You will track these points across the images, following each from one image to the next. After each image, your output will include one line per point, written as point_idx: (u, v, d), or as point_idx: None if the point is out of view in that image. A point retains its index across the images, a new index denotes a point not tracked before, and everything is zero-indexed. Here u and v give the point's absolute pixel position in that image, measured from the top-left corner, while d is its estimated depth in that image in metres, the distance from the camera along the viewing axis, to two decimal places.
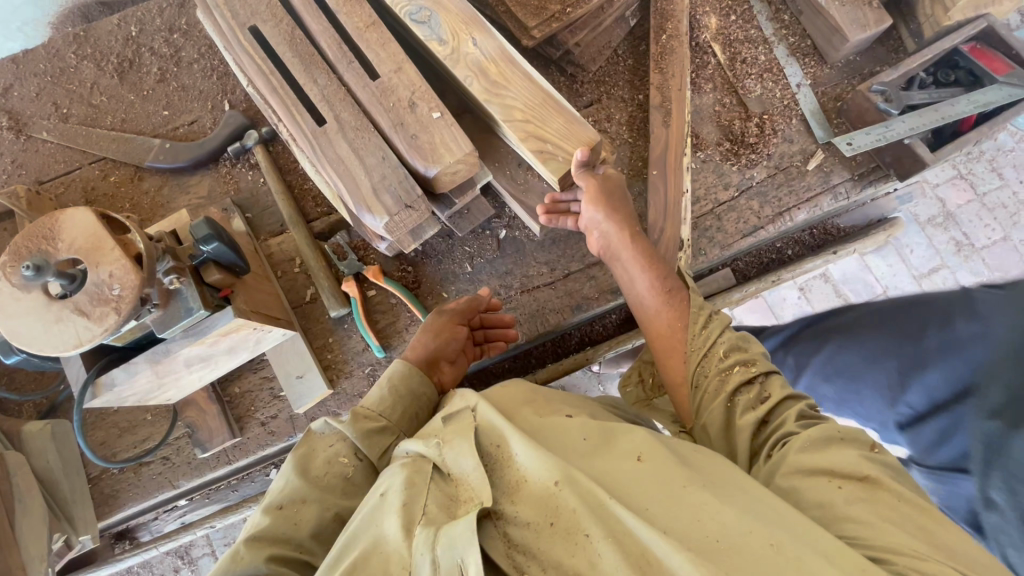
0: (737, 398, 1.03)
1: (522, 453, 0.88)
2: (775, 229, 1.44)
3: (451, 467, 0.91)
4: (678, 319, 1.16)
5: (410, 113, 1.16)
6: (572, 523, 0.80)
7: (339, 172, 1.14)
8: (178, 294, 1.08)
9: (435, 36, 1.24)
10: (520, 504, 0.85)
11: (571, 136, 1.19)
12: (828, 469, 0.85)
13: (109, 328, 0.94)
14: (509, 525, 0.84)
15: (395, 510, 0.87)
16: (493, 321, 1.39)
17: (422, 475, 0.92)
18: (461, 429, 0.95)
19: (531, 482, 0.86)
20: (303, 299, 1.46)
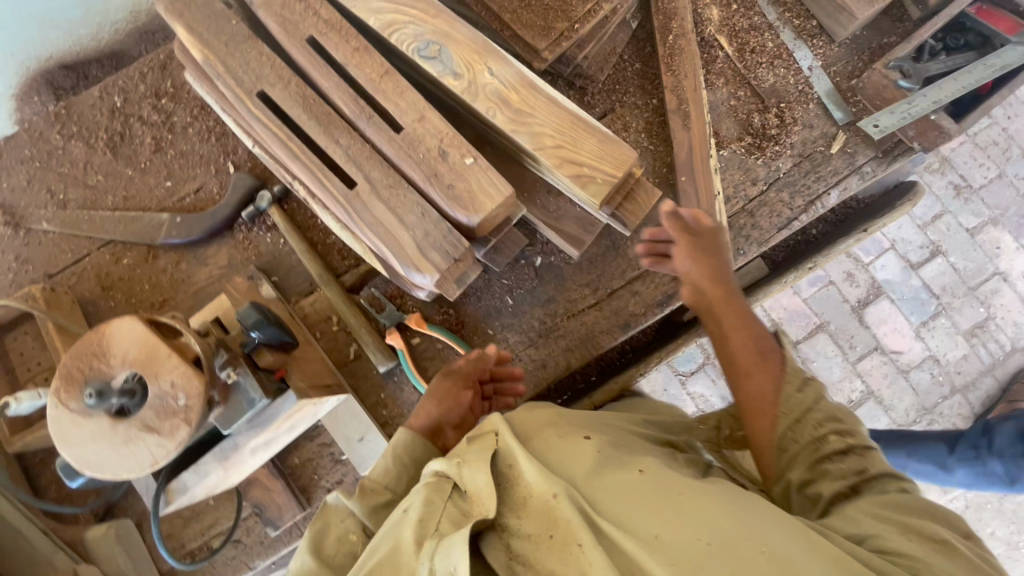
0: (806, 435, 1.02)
1: (531, 472, 0.90)
2: (810, 217, 1.44)
3: (465, 483, 0.92)
4: (767, 353, 1.14)
5: (442, 162, 1.12)
6: (570, 539, 0.81)
7: (379, 234, 1.10)
8: (236, 386, 1.05)
9: (448, 70, 1.14)
10: (524, 518, 0.87)
11: (608, 158, 1.10)
12: (890, 508, 0.86)
13: (182, 441, 0.91)
14: (511, 538, 0.87)
15: (413, 523, 0.89)
16: (500, 371, 1.33)
17: (439, 493, 0.92)
18: (480, 446, 0.97)
19: (534, 497, 0.88)
20: (347, 357, 1.42)
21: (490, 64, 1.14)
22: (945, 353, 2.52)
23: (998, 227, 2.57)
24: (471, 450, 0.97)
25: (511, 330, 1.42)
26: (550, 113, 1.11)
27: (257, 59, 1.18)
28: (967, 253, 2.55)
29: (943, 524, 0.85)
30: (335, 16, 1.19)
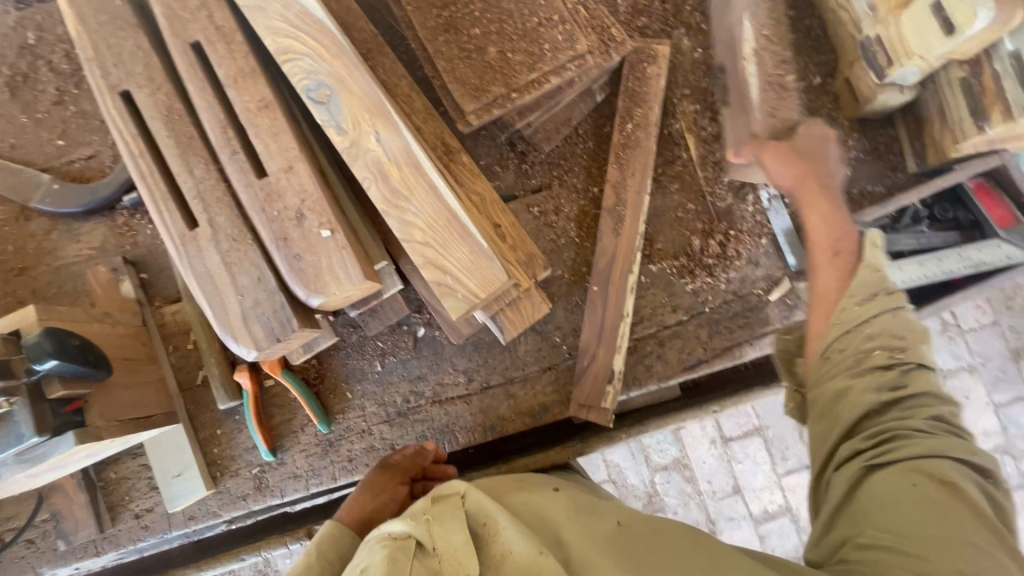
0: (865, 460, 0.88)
1: (513, 533, 0.87)
2: (723, 363, 1.29)
3: (434, 541, 0.85)
4: (838, 281, 1.01)
5: (296, 226, 0.98)
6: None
7: (205, 290, 0.98)
8: (10, 416, 0.96)
9: (333, 122, 1.00)
10: None
11: (478, 271, 0.97)
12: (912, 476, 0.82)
13: None
14: None
15: None
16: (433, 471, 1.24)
17: (405, 552, 0.82)
18: (448, 504, 0.90)
19: (520, 555, 0.85)
20: (193, 381, 1.31)
21: (378, 128, 0.99)
22: None
23: (972, 375, 2.29)
24: (434, 506, 0.89)
25: (371, 399, 1.30)
26: (428, 205, 0.97)
27: (131, 52, 1.03)
28: None
29: (961, 452, 0.85)
30: (229, 24, 1.03)
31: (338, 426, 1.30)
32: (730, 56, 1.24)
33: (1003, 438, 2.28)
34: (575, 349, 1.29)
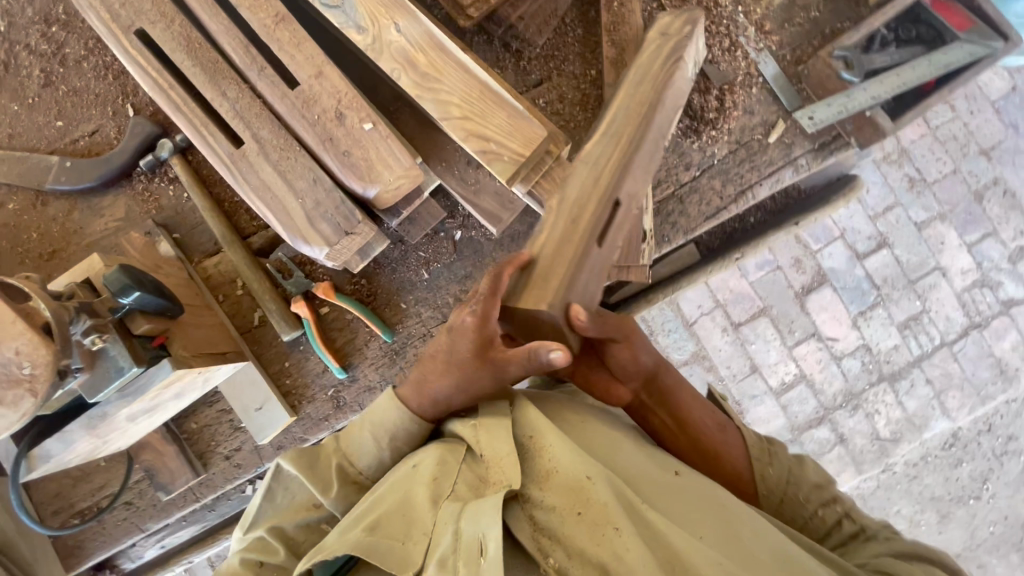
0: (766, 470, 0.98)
1: (562, 453, 0.84)
2: (739, 208, 1.40)
3: (482, 449, 0.87)
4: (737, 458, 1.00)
5: (339, 126, 1.03)
6: (604, 520, 0.79)
7: (267, 202, 1.03)
8: (104, 353, 0.99)
9: (352, 22, 1.04)
10: (549, 491, 0.83)
11: (518, 134, 1.04)
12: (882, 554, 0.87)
13: (25, 412, 0.88)
14: (535, 510, 0.83)
15: (425, 484, 0.86)
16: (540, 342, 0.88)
17: (454, 455, 0.89)
18: (499, 413, 0.90)
19: (563, 473, 0.83)
20: (251, 322, 1.36)
21: (397, 20, 1.04)
22: (877, 342, 2.35)
23: (945, 223, 2.37)
24: (490, 408, 0.91)
25: (425, 305, 1.37)
26: (460, 83, 1.04)
27: None
28: (912, 247, 2.35)
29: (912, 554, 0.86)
30: None
31: (400, 335, 1.37)
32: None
33: (980, 273, 2.38)
34: None
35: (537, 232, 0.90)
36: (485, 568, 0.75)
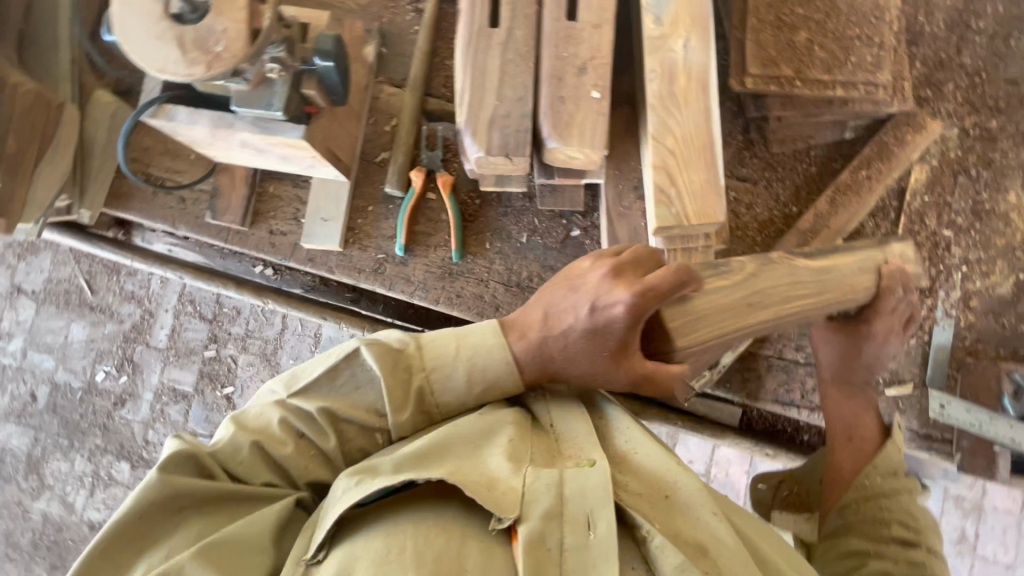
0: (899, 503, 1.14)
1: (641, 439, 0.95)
2: (810, 419, 1.33)
3: (556, 423, 0.96)
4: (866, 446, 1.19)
5: (574, 76, 1.05)
6: (697, 505, 0.88)
7: (474, 84, 1.06)
8: (271, 85, 1.07)
9: (655, 10, 1.05)
10: (630, 477, 0.91)
11: (701, 202, 1.01)
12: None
13: (195, 76, 0.94)
14: (622, 492, 0.88)
15: (500, 444, 0.88)
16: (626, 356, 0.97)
17: (526, 427, 0.94)
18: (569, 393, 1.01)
19: (644, 461, 0.93)
20: (374, 156, 1.42)
21: (690, 37, 1.04)
22: None
23: None
24: (557, 397, 1.00)
25: (502, 260, 1.39)
26: (694, 123, 1.02)
27: None
28: None
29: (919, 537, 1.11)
30: None
31: (466, 264, 1.40)
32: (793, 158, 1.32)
33: None
34: None
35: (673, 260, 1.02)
36: (592, 542, 0.79)
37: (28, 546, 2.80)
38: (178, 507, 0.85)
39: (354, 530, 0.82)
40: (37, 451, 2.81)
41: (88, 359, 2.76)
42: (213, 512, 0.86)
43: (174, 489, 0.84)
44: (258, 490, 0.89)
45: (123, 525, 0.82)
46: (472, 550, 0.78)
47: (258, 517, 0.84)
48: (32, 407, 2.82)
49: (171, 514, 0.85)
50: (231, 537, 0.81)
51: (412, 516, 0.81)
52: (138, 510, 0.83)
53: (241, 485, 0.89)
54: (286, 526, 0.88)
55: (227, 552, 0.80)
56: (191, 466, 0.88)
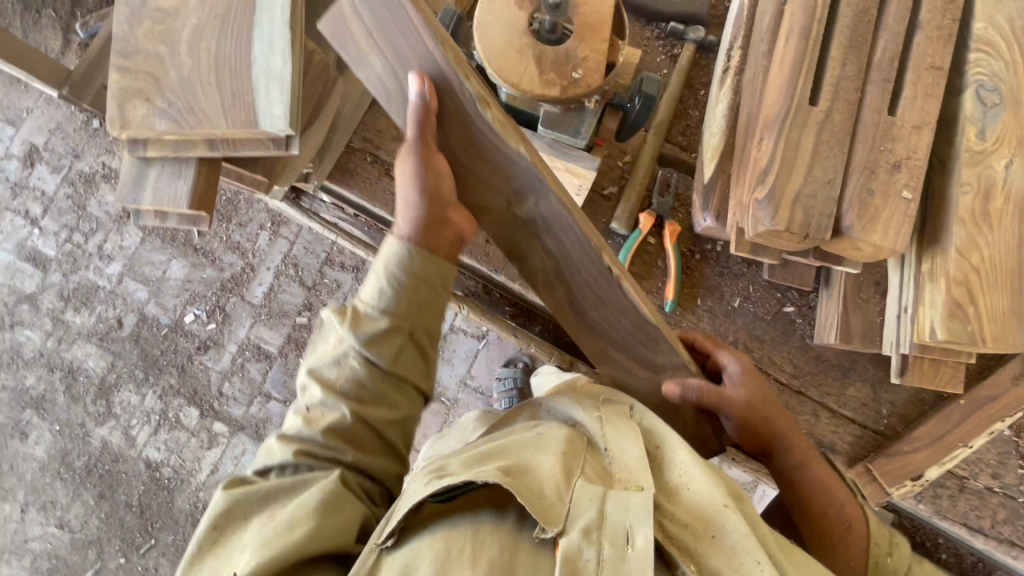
0: (898, 537, 0.95)
1: (698, 476, 0.84)
2: (993, 548, 1.30)
3: (610, 445, 0.87)
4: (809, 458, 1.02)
5: (886, 172, 1.04)
6: (737, 549, 0.76)
7: (785, 155, 1.06)
8: (581, 113, 1.06)
9: (979, 126, 1.04)
10: (677, 506, 0.82)
11: (997, 324, 1.00)
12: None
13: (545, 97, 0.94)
14: (665, 519, 0.80)
15: (555, 452, 0.84)
16: (695, 382, 1.01)
17: (581, 441, 0.88)
18: (622, 416, 0.93)
19: (694, 494, 0.82)
20: (601, 188, 1.42)
21: (1013, 159, 1.03)
22: None
23: None
24: (611, 418, 0.92)
25: (710, 319, 1.38)
26: (1005, 246, 1.02)
27: None
28: None
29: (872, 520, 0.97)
30: None
31: (674, 316, 1.38)
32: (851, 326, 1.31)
33: None
34: (891, 430, 1.32)
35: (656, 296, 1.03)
36: (632, 557, 0.72)
37: (81, 470, 2.50)
38: (243, 513, 0.84)
39: (418, 528, 0.81)
40: (109, 378, 2.51)
41: (180, 298, 2.47)
42: (266, 507, 0.84)
43: (233, 496, 0.85)
44: (298, 453, 0.89)
45: (207, 534, 0.83)
46: (523, 560, 0.75)
47: (305, 496, 0.82)
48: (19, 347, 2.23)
49: (238, 523, 0.84)
50: (276, 525, 0.79)
51: (466, 519, 0.79)
52: (209, 526, 0.84)
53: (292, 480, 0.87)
54: (335, 437, 0.89)
55: (281, 533, 0.77)
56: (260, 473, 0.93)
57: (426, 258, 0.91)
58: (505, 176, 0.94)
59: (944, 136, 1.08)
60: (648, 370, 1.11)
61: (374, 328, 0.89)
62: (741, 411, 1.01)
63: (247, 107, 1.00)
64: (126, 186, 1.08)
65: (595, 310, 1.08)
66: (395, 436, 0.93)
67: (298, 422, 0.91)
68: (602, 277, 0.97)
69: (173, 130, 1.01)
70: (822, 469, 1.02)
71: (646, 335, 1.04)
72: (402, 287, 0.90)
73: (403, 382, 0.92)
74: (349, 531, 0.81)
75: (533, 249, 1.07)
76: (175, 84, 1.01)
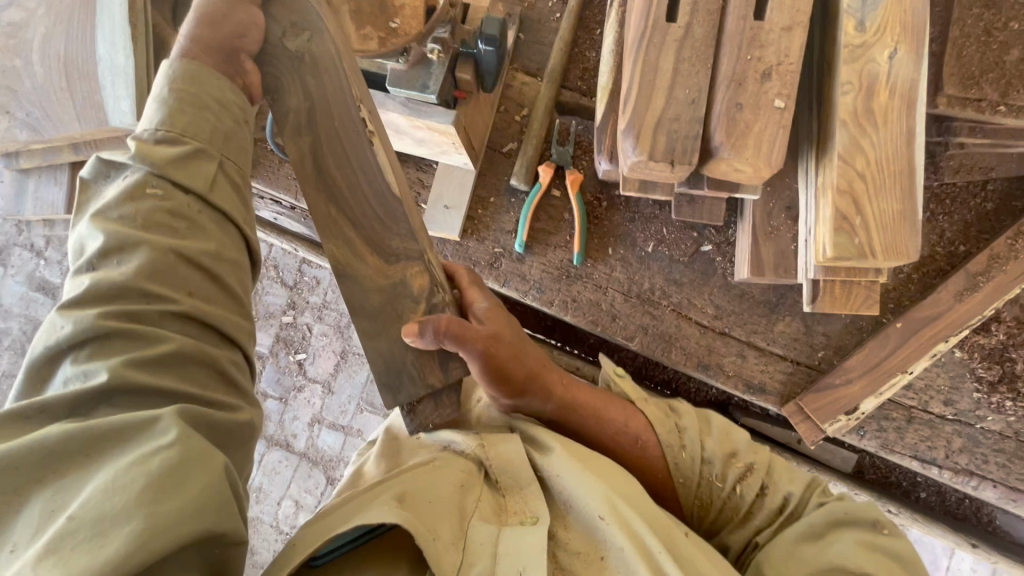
0: (684, 423, 1.01)
1: (583, 489, 0.82)
2: (951, 481, 1.21)
3: (500, 476, 0.86)
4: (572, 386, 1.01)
5: (755, 82, 0.96)
6: (621, 566, 0.76)
7: (643, 80, 0.98)
8: (428, 66, 1.03)
9: (859, 14, 0.93)
10: (572, 531, 0.81)
11: (890, 234, 0.92)
12: (850, 518, 0.83)
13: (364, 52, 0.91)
14: (558, 547, 0.80)
15: (447, 487, 0.81)
16: (436, 318, 0.85)
17: (475, 473, 0.86)
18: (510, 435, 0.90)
19: (582, 511, 0.81)
20: (501, 146, 1.37)
21: (899, 47, 0.91)
22: None
23: None
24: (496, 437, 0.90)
25: (624, 268, 1.32)
26: (893, 147, 0.92)
27: None
28: None
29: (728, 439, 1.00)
30: None
31: (586, 269, 1.33)
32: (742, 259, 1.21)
33: None
34: (826, 363, 1.24)
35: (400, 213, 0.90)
36: None
37: None
38: (3, 487, 0.55)
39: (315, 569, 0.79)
40: None
41: None
42: (51, 476, 0.57)
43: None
44: (100, 319, 0.65)
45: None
46: None
47: (121, 470, 0.57)
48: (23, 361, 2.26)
49: (1, 507, 0.55)
50: (75, 519, 0.53)
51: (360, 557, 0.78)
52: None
53: (90, 368, 0.63)
54: (150, 281, 0.68)
55: (86, 539, 0.52)
56: (38, 386, 0.65)
57: (226, 86, 0.79)
58: (284, 3, 0.84)
59: (825, 34, 0.97)
60: (378, 257, 0.90)
61: (176, 151, 0.73)
62: (488, 342, 0.87)
63: (99, 108, 1.03)
64: (10, 196, 1.17)
65: (344, 178, 0.89)
66: (229, 274, 0.76)
67: (91, 284, 0.67)
68: (357, 148, 0.88)
69: (36, 139, 1.07)
70: (573, 387, 1.01)
71: (388, 212, 0.90)
72: (197, 109, 0.76)
73: (225, 216, 0.77)
74: (202, 509, 0.58)
75: (286, 87, 0.86)
76: (31, 94, 1.06)
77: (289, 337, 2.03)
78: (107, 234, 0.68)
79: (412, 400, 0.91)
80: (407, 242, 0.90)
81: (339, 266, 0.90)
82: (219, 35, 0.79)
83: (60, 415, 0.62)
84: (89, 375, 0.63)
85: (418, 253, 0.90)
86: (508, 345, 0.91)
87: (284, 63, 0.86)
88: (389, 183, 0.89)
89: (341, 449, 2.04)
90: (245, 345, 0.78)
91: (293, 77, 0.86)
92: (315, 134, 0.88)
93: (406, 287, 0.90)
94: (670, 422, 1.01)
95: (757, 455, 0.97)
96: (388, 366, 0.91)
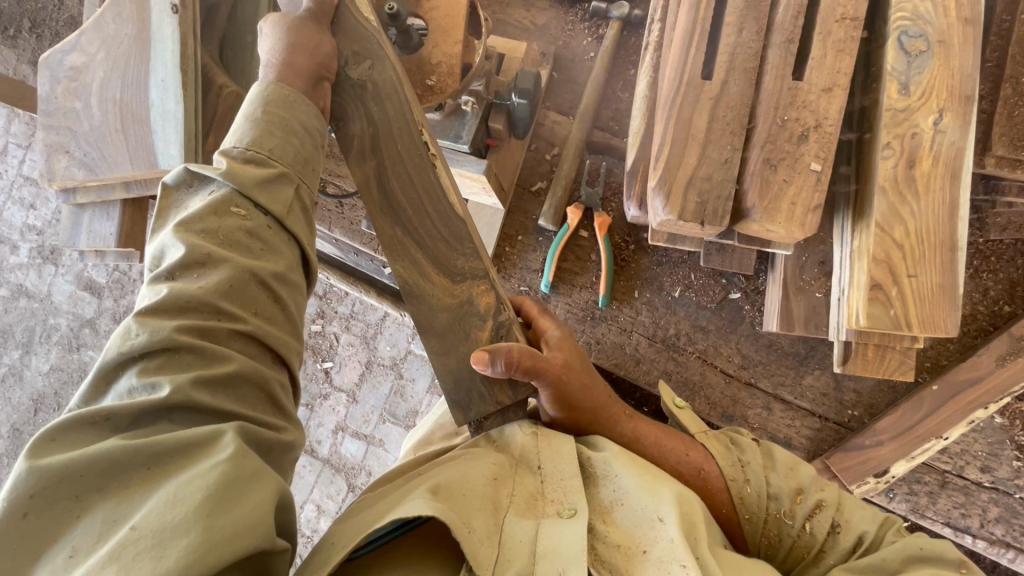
0: (747, 457, 0.90)
1: (631, 484, 0.77)
2: (985, 551, 1.17)
3: (546, 463, 0.81)
4: (644, 423, 0.95)
5: (793, 144, 0.94)
6: (665, 558, 0.68)
7: (676, 137, 0.97)
8: (462, 116, 1.07)
9: (905, 77, 0.89)
10: (614, 526, 0.74)
11: (926, 304, 0.91)
12: (927, 555, 0.71)
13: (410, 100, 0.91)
14: (596, 539, 0.73)
15: (482, 479, 0.76)
16: (507, 348, 0.84)
17: (512, 467, 0.81)
18: (557, 432, 0.85)
19: (629, 507, 0.75)
20: (529, 185, 1.38)
21: (944, 113, 0.89)
22: None
23: None
24: (546, 432, 0.85)
25: (649, 311, 1.31)
26: (934, 217, 0.90)
27: None
28: None
29: (786, 463, 0.89)
30: None
31: (610, 311, 1.33)
32: (765, 308, 1.22)
33: None
34: (856, 421, 1.21)
35: (456, 245, 0.93)
36: None
37: None
38: (71, 491, 0.54)
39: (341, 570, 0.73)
40: None
41: None
42: (114, 486, 0.55)
43: (56, 465, 0.54)
44: (176, 331, 0.63)
45: (3, 528, 0.51)
46: None
47: (182, 484, 0.55)
48: (72, 356, 2.37)
49: (65, 511, 0.53)
50: (137, 529, 0.51)
51: None
52: (8, 514, 0.52)
53: (162, 378, 0.61)
54: (225, 299, 0.67)
55: (146, 549, 0.50)
56: (99, 390, 0.62)
57: (311, 114, 0.83)
58: (346, 34, 0.90)
59: (869, 94, 0.95)
60: (445, 277, 0.93)
61: (264, 173, 0.75)
62: (558, 375, 0.85)
63: (149, 150, 1.09)
64: (67, 229, 1.24)
65: (405, 198, 0.92)
66: (289, 294, 0.74)
67: (170, 294, 0.64)
68: (420, 171, 0.92)
69: (91, 177, 1.15)
70: (637, 421, 0.95)
71: (453, 234, 0.92)
72: (285, 132, 0.79)
73: (292, 238, 0.77)
74: (254, 527, 0.56)
75: (350, 114, 0.91)
76: (89, 135, 1.13)
77: (318, 346, 2.09)
78: (189, 246, 0.67)
79: (480, 416, 0.93)
80: (471, 262, 0.93)
81: (409, 288, 0.93)
82: (313, 62, 0.84)
83: (122, 427, 0.58)
84: (156, 388, 0.60)
85: (483, 271, 0.93)
86: (582, 378, 0.89)
87: (349, 94, 0.91)
88: (451, 201, 0.92)
89: (363, 458, 2.08)
90: (293, 366, 0.75)
91: (357, 107, 0.91)
92: (380, 161, 0.92)
93: (473, 305, 0.93)
94: (733, 455, 0.90)
95: (825, 489, 0.85)
96: (458, 384, 0.93)
